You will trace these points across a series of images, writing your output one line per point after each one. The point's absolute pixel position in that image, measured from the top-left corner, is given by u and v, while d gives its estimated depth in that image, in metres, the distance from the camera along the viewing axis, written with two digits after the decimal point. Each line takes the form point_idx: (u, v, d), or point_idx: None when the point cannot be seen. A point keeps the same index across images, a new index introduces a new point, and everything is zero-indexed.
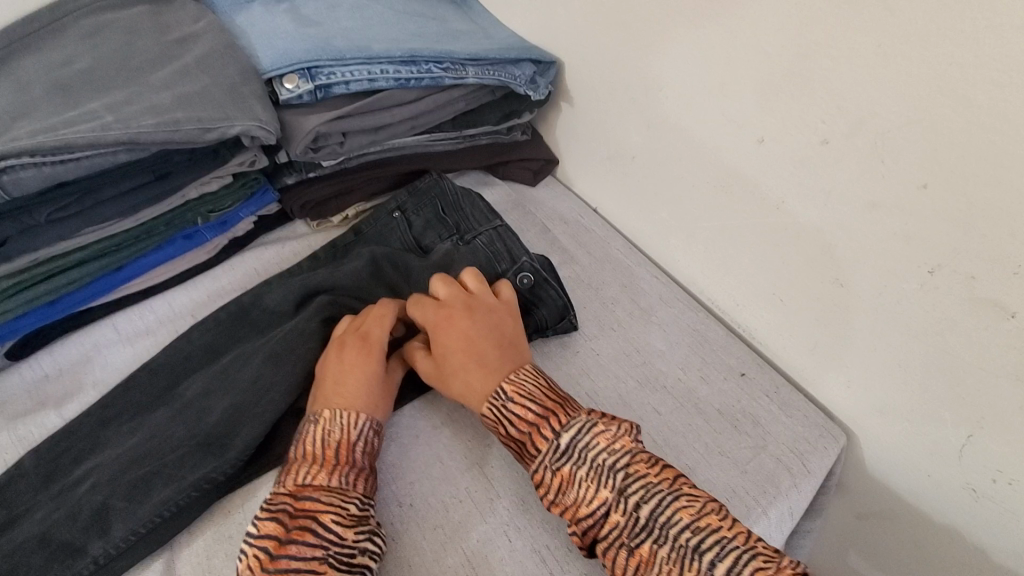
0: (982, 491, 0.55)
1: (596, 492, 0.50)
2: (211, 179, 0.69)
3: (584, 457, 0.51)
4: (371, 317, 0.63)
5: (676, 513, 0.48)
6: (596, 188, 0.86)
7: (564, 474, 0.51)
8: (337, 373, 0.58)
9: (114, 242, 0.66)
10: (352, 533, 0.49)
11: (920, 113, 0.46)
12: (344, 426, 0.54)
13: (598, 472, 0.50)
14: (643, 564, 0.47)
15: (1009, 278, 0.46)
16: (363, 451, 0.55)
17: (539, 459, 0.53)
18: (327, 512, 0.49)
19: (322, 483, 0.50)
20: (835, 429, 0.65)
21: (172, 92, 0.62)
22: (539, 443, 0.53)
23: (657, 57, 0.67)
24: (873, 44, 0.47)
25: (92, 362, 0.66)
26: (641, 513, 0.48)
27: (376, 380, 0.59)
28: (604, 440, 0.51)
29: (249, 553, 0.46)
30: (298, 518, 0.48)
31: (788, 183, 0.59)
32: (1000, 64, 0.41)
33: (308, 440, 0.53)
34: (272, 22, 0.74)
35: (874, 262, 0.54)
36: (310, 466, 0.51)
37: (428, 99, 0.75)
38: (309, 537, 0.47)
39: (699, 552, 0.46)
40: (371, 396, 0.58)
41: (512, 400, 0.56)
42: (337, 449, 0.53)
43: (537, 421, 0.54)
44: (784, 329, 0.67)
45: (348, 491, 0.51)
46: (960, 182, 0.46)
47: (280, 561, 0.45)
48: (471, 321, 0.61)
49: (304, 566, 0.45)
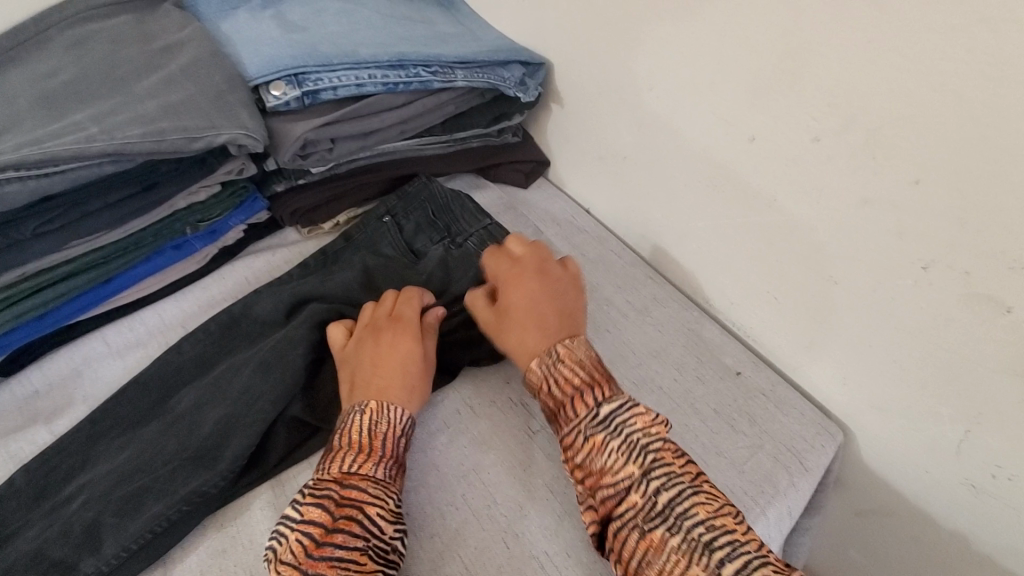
0: (981, 487, 0.55)
1: (624, 465, 0.50)
2: (199, 188, 0.68)
3: (622, 431, 0.52)
4: (404, 302, 0.64)
5: (693, 507, 0.48)
6: (588, 188, 0.85)
7: (595, 441, 0.52)
8: (378, 361, 0.59)
9: (100, 254, 0.65)
10: (391, 529, 0.50)
11: (911, 108, 0.46)
12: (393, 420, 0.55)
13: (631, 447, 0.51)
14: (651, 550, 0.47)
15: (1005, 274, 0.46)
16: (404, 445, 0.55)
17: (575, 422, 0.53)
18: (373, 505, 0.50)
19: (368, 474, 0.51)
20: (832, 426, 0.65)
21: (158, 101, 0.61)
22: (579, 407, 0.54)
23: (646, 57, 0.66)
24: (862, 41, 0.47)
25: (81, 376, 0.65)
26: (660, 499, 0.48)
27: (415, 368, 0.59)
28: (642, 421, 0.52)
29: (292, 537, 0.47)
30: (344, 506, 0.49)
31: (779, 181, 0.58)
32: (990, 59, 0.41)
33: (355, 427, 0.53)
34: (258, 29, 0.73)
35: (868, 261, 0.54)
36: (357, 455, 0.52)
37: (417, 103, 0.75)
38: (355, 528, 0.48)
39: (711, 548, 0.45)
40: (411, 383, 0.58)
41: (563, 361, 0.57)
42: (384, 441, 0.54)
43: (583, 385, 0.55)
44: (778, 327, 0.67)
45: (389, 485, 0.52)
46: (953, 177, 0.46)
47: (325, 548, 0.46)
48: (539, 285, 0.64)
49: (347, 555, 0.46)
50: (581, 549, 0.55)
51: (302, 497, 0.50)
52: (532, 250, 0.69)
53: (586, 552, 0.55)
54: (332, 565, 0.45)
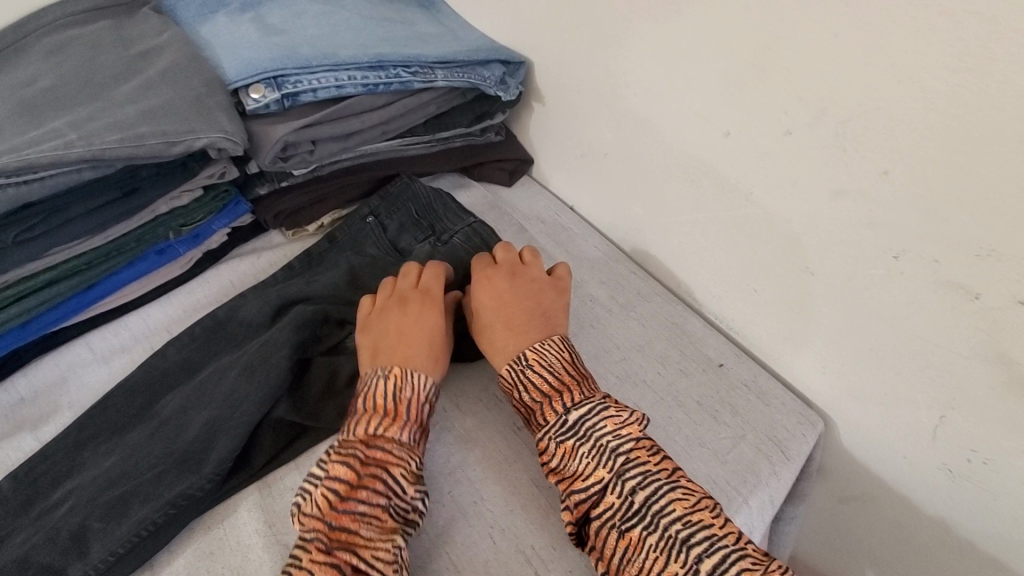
0: (958, 471, 0.56)
1: (594, 470, 0.52)
2: (181, 193, 0.69)
3: (592, 434, 0.53)
4: (429, 276, 0.67)
5: (670, 504, 0.49)
6: (571, 185, 0.86)
7: (566, 447, 0.54)
8: (404, 330, 0.61)
9: (82, 260, 0.65)
10: (413, 490, 0.52)
11: (878, 100, 0.47)
12: (416, 385, 0.57)
13: (600, 451, 0.52)
14: (630, 548, 0.48)
15: (973, 261, 0.47)
16: (427, 413, 0.58)
17: (546, 430, 0.55)
18: (396, 466, 0.52)
19: (393, 436, 0.54)
20: (813, 415, 0.66)
21: (137, 106, 0.61)
22: (548, 415, 0.56)
23: (623, 54, 0.67)
24: (828, 35, 0.48)
25: (66, 383, 0.65)
26: (635, 499, 0.50)
27: (438, 339, 0.62)
28: (612, 424, 0.53)
29: (318, 490, 0.50)
30: (369, 467, 0.51)
31: (755, 175, 0.59)
32: (952, 49, 0.42)
33: (379, 392, 0.56)
34: (237, 32, 0.73)
35: (842, 252, 0.55)
36: (382, 419, 0.54)
37: (397, 104, 0.75)
38: (379, 486, 0.51)
39: (687, 544, 0.47)
40: (433, 354, 0.61)
41: (531, 367, 0.58)
42: (408, 407, 0.56)
43: (551, 392, 0.56)
44: (758, 319, 0.68)
45: (413, 448, 0.55)
46: (919, 168, 0.47)
47: (350, 503, 0.49)
48: (513, 288, 0.65)
49: (370, 511, 0.49)
50: (567, 542, 0.56)
51: (331, 454, 0.53)
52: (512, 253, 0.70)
53: (571, 545, 0.55)
54: (356, 519, 0.49)
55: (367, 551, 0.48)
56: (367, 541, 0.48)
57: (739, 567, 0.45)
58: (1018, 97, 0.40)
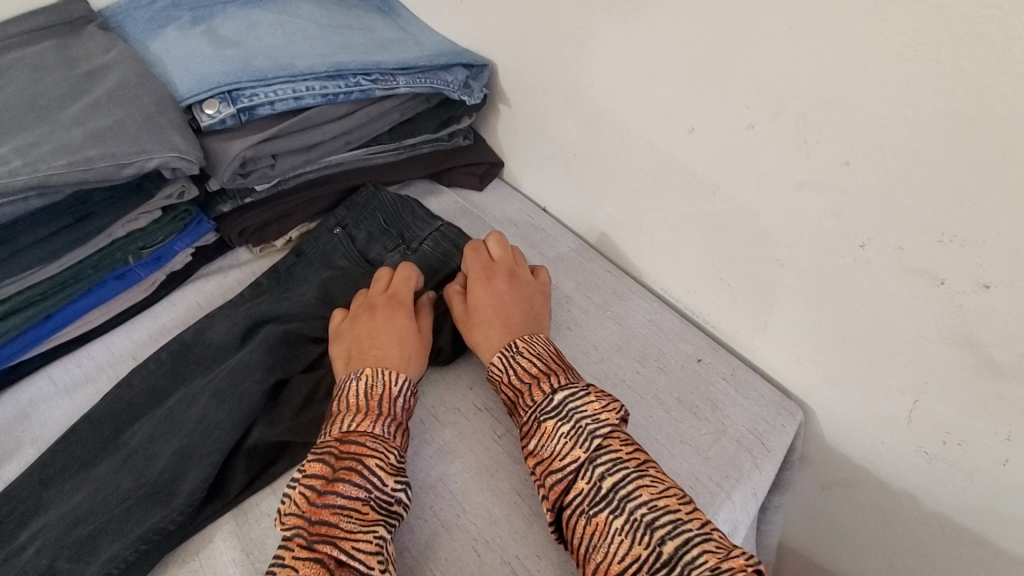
0: (934, 454, 0.57)
1: (571, 450, 0.52)
2: (138, 215, 0.66)
3: (569, 417, 0.53)
4: (399, 278, 0.67)
5: (637, 489, 0.48)
6: (542, 187, 0.85)
7: (547, 427, 0.54)
8: (372, 335, 0.61)
9: (37, 290, 0.63)
10: (393, 481, 0.51)
11: (835, 92, 0.47)
12: (387, 381, 0.57)
13: (578, 433, 0.52)
14: (597, 534, 0.48)
15: (936, 247, 0.47)
16: (403, 407, 0.57)
17: (531, 410, 0.55)
18: (371, 457, 0.51)
19: (367, 430, 0.53)
20: (791, 405, 0.66)
21: (84, 127, 0.59)
22: (535, 396, 0.56)
23: (584, 54, 0.66)
24: (784, 28, 0.48)
25: (28, 419, 0.62)
26: (604, 484, 0.49)
27: (409, 340, 0.62)
28: (592, 408, 0.54)
29: (297, 489, 0.49)
30: (344, 459, 0.50)
31: (721, 169, 0.59)
32: (905, 40, 0.42)
33: (352, 389, 0.56)
34: (189, 46, 0.71)
35: (809, 243, 0.55)
36: (355, 416, 0.54)
37: (359, 113, 0.74)
38: (355, 478, 0.49)
39: (652, 527, 0.46)
40: (405, 354, 0.61)
41: (522, 353, 0.59)
42: (381, 401, 0.55)
43: (538, 374, 0.57)
44: (732, 313, 0.68)
45: (389, 441, 0.54)
46: (878, 158, 0.47)
47: (328, 496, 0.48)
48: (508, 287, 0.66)
49: (348, 504, 0.48)
50: (552, 550, 0.55)
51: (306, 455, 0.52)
52: (508, 254, 0.70)
53: (557, 552, 0.55)
54: (334, 512, 0.47)
55: (347, 542, 0.46)
56: (347, 533, 0.46)
57: (700, 550, 0.44)
58: (972, 83, 0.40)
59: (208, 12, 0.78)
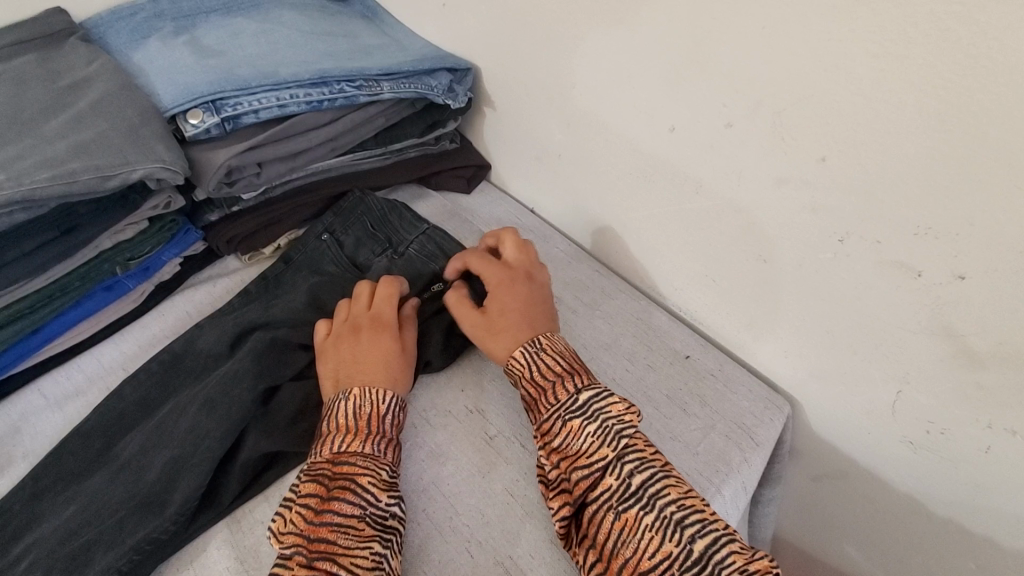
0: (918, 443, 0.58)
1: (598, 448, 0.52)
2: (125, 226, 0.66)
3: (596, 416, 0.54)
4: (382, 295, 0.66)
5: (664, 488, 0.50)
6: (529, 188, 0.85)
7: (573, 425, 0.54)
8: (358, 354, 0.61)
9: (26, 303, 0.63)
10: (386, 496, 0.52)
11: (809, 90, 0.48)
12: (375, 400, 0.57)
13: (605, 431, 0.53)
14: (626, 530, 0.49)
15: (912, 239, 0.48)
16: (392, 423, 0.58)
17: (556, 407, 0.56)
18: (363, 475, 0.52)
19: (357, 450, 0.54)
20: (779, 399, 0.67)
21: (68, 140, 0.59)
22: (560, 394, 0.57)
23: (566, 56, 0.67)
24: (757, 28, 0.49)
25: (18, 433, 0.62)
26: (633, 481, 0.50)
27: (396, 357, 0.61)
28: (617, 408, 0.55)
29: (294, 509, 0.50)
30: (338, 479, 0.51)
31: (702, 168, 0.60)
32: (872, 37, 0.43)
33: (341, 412, 0.56)
34: (172, 56, 0.71)
35: (791, 238, 0.56)
36: (345, 437, 0.55)
37: (344, 119, 0.74)
38: (350, 496, 0.50)
39: (681, 525, 0.48)
40: (392, 371, 0.60)
41: (544, 351, 0.60)
42: (369, 420, 0.56)
43: (563, 373, 0.58)
44: (719, 309, 0.69)
45: (380, 458, 0.54)
46: (853, 153, 0.48)
47: (325, 514, 0.49)
48: (521, 290, 0.66)
49: (344, 521, 0.49)
50: (545, 549, 0.55)
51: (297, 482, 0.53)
52: (513, 256, 0.70)
53: (550, 551, 0.55)
54: (332, 529, 0.48)
55: (346, 558, 0.47)
56: (345, 549, 0.47)
57: (731, 550, 0.46)
58: (939, 78, 0.41)
59: (191, 22, 0.78)
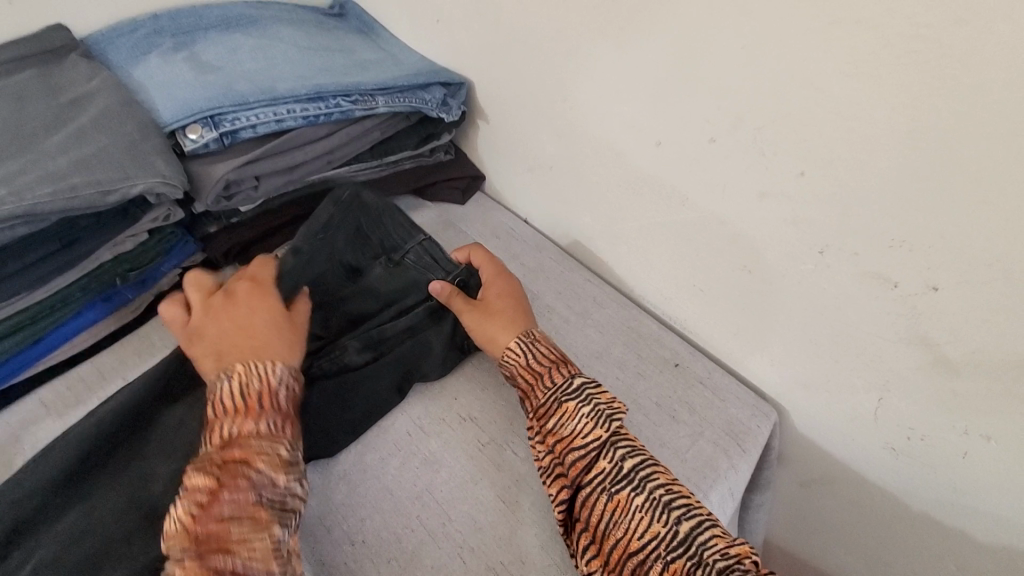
0: (900, 449, 0.59)
1: (593, 430, 0.54)
2: (124, 238, 0.67)
3: (590, 400, 0.56)
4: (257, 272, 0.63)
5: (653, 473, 0.52)
6: (522, 199, 0.87)
7: (568, 407, 0.56)
8: (239, 323, 0.56)
9: (26, 314, 0.64)
10: (284, 475, 0.48)
11: (789, 109, 0.50)
12: (262, 374, 0.52)
13: (599, 414, 0.55)
14: (618, 511, 0.50)
15: (887, 252, 0.49)
16: (286, 396, 0.53)
17: (552, 390, 0.57)
18: (259, 458, 0.47)
19: (251, 430, 0.49)
20: (765, 405, 0.69)
21: (70, 155, 0.60)
22: (555, 378, 0.58)
23: (557, 71, 0.68)
24: (738, 47, 0.50)
25: (19, 440, 0.62)
26: (625, 465, 0.52)
27: (284, 326, 0.57)
28: (607, 396, 0.57)
29: (177, 513, 0.44)
30: (228, 467, 0.46)
31: (688, 181, 0.62)
32: (847, 60, 0.45)
33: (222, 390, 0.50)
34: (172, 72, 0.73)
35: (773, 250, 0.58)
36: (236, 419, 0.49)
37: (339, 133, 0.76)
38: (242, 485, 0.45)
39: (669, 507, 0.50)
40: (281, 338, 0.56)
41: (537, 343, 0.62)
42: (258, 396, 0.51)
43: (556, 361, 0.60)
44: (707, 318, 0.70)
45: (277, 435, 0.50)
46: (830, 169, 0.49)
47: (213, 510, 0.44)
48: (514, 290, 0.69)
49: (239, 511, 0.44)
50: (534, 555, 0.57)
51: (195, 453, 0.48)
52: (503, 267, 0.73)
53: (539, 555, 0.56)
54: (225, 521, 0.44)
55: (243, 551, 0.43)
56: (241, 540, 0.43)
57: (715, 531, 0.48)
58: (911, 100, 0.43)
59: (190, 38, 0.80)
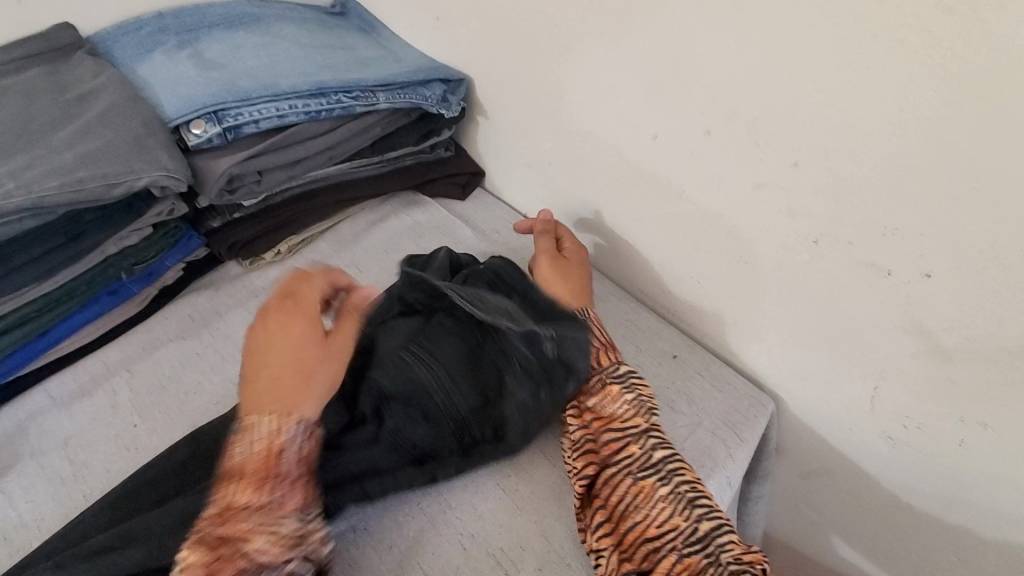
0: (897, 438, 0.60)
1: (633, 417, 0.57)
2: (130, 232, 0.69)
3: (633, 388, 0.60)
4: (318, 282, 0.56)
5: (680, 468, 0.54)
6: (521, 194, 0.88)
7: (612, 390, 0.59)
8: (269, 350, 0.51)
9: (32, 307, 0.65)
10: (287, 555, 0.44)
11: (782, 101, 0.50)
12: (267, 432, 0.47)
13: (640, 405, 0.58)
14: (641, 495, 0.52)
15: (880, 240, 0.50)
16: (297, 457, 0.48)
17: (599, 369, 0.61)
18: (257, 536, 0.44)
19: (253, 500, 0.45)
20: (763, 396, 0.69)
21: (76, 149, 0.61)
22: (605, 360, 0.62)
23: (555, 67, 0.69)
24: (732, 41, 0.51)
25: (26, 431, 0.63)
26: (654, 454, 0.54)
27: (303, 362, 0.50)
28: (648, 391, 0.60)
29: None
30: (224, 543, 0.43)
31: (684, 174, 0.62)
32: (838, 51, 0.45)
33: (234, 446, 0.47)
34: (176, 69, 0.74)
35: (769, 241, 0.58)
36: (242, 482, 0.46)
37: (340, 129, 0.77)
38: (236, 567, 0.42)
39: (692, 503, 0.51)
40: (301, 384, 0.50)
41: (594, 323, 0.65)
42: (265, 459, 0.47)
43: (609, 345, 0.63)
44: (705, 310, 0.71)
45: (281, 508, 0.46)
46: (823, 159, 0.50)
47: None
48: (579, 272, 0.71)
49: None
50: (534, 541, 0.57)
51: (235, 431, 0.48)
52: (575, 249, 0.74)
53: (538, 542, 0.57)
54: None
55: None
56: None
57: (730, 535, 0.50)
58: (900, 90, 0.43)
59: (194, 36, 0.81)
